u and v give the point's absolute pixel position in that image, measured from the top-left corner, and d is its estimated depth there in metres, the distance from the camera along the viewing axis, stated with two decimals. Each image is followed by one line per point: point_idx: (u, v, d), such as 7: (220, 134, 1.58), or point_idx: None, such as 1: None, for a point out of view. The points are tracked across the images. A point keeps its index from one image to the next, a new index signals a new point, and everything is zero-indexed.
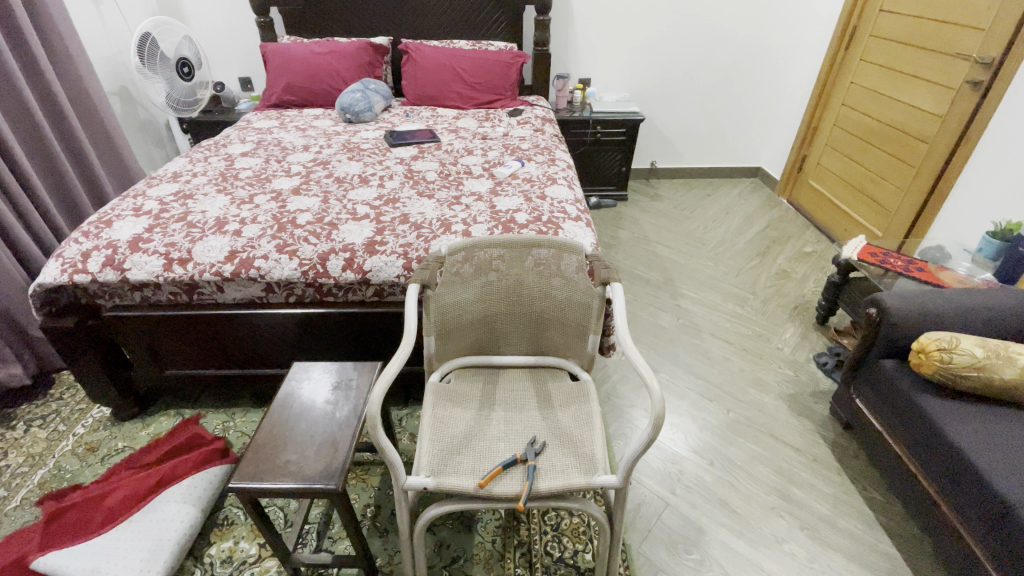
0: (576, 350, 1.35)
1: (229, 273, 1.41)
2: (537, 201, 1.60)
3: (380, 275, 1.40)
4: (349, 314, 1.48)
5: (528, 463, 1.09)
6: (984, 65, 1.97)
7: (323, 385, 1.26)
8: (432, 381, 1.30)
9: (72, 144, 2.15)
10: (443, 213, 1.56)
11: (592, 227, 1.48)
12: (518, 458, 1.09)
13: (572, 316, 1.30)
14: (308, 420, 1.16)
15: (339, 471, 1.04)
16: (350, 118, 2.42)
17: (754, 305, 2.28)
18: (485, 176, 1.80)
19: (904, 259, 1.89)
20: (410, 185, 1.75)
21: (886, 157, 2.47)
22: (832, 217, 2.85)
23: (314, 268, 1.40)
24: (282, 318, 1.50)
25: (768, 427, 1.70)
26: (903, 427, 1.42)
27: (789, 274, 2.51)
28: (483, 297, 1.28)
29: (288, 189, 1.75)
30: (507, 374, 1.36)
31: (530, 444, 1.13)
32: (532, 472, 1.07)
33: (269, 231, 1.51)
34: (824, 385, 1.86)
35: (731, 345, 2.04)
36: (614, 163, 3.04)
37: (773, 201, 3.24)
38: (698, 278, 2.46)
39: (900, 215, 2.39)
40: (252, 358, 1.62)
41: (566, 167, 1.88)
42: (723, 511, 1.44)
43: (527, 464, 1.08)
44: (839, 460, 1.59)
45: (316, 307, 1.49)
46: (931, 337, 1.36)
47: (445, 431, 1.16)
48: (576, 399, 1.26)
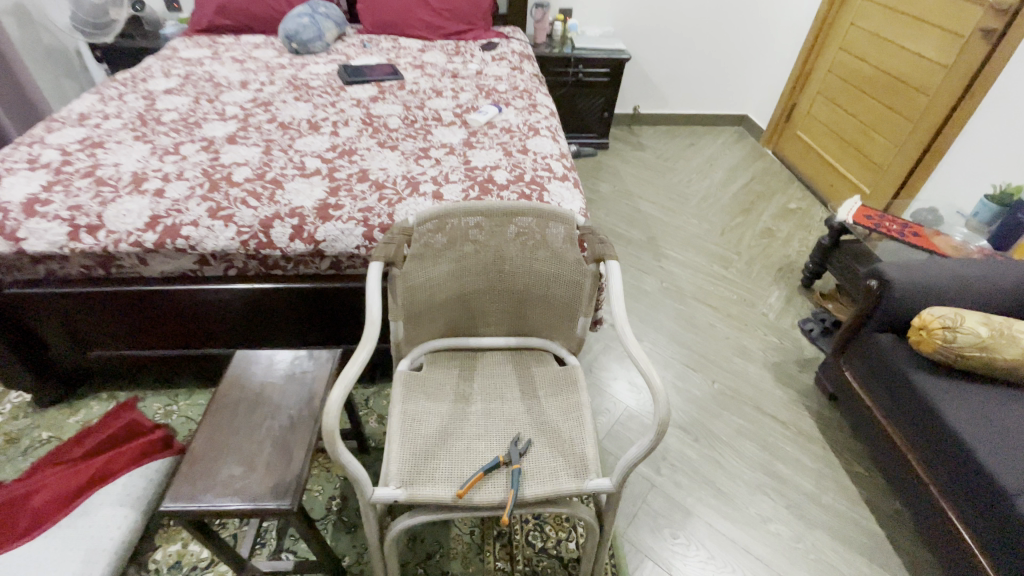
0: (563, 333, 1.20)
1: (152, 243, 1.18)
2: (518, 155, 1.40)
3: (336, 247, 1.20)
4: (302, 290, 1.28)
5: (512, 466, 0.97)
6: (999, 12, 1.82)
7: (272, 377, 1.08)
8: (400, 370, 1.14)
9: None
10: (409, 169, 1.34)
11: (580, 188, 1.31)
12: (500, 462, 0.97)
13: (560, 296, 1.14)
14: (257, 421, 0.99)
15: (293, 485, 0.89)
16: (298, 48, 2.08)
17: (739, 266, 2.19)
18: (456, 123, 1.57)
19: (899, 223, 1.81)
20: (369, 134, 1.50)
21: (882, 109, 2.34)
22: (819, 171, 2.74)
23: (255, 237, 1.19)
24: (224, 294, 1.29)
25: (752, 398, 1.64)
26: (892, 403, 1.37)
27: (774, 233, 2.41)
28: (457, 273, 1.11)
29: (222, 138, 1.48)
30: (485, 358, 1.21)
31: (513, 443, 1.01)
32: (516, 478, 0.95)
33: (199, 190, 1.27)
34: (808, 352, 1.80)
35: (716, 311, 1.95)
36: (596, 108, 2.80)
37: (758, 151, 3.09)
38: (682, 237, 2.33)
39: (891, 172, 2.30)
40: (191, 338, 1.41)
41: (548, 115, 1.66)
42: (708, 491, 1.39)
43: (511, 468, 0.96)
44: (823, 432, 1.55)
45: (263, 281, 1.29)
46: (933, 313, 1.28)
47: (416, 430, 1.02)
48: (563, 387, 1.13)
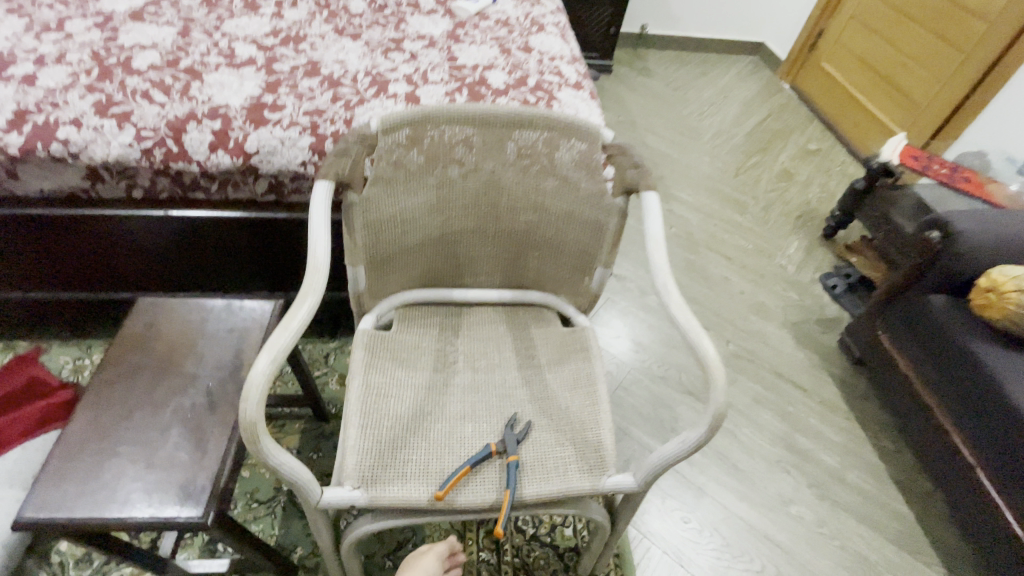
0: (571, 287, 0.95)
1: (17, 148, 0.86)
2: (517, 54, 1.09)
3: (273, 163, 0.89)
4: (234, 219, 0.98)
5: (507, 458, 0.75)
6: None
7: (184, 329, 0.79)
8: (363, 328, 0.88)
9: None
10: (374, 64, 1.02)
11: (597, 100, 1.02)
12: (493, 453, 0.75)
13: (573, 239, 0.88)
14: (159, 396, 0.71)
15: (209, 485, 0.64)
16: None
17: (755, 212, 1.94)
18: (438, 12, 1.22)
19: (949, 167, 1.59)
20: (323, 19, 1.15)
21: (927, 36, 2.06)
22: (842, 109, 2.47)
23: (162, 145, 0.88)
24: (128, 223, 0.97)
25: (771, 362, 1.45)
26: (938, 373, 1.19)
27: (792, 175, 2.16)
28: (438, 204, 0.83)
29: (125, 14, 1.11)
30: (472, 315, 0.96)
31: (509, 427, 0.78)
32: (514, 473, 0.73)
33: (84, 78, 0.93)
34: (830, 311, 1.61)
35: (731, 262, 1.73)
36: (601, 22, 2.41)
37: (774, 86, 2.78)
38: (692, 177, 2.06)
39: (931, 110, 2.07)
40: (95, 281, 1.09)
41: (555, 9, 1.32)
42: (723, 468, 1.21)
43: (507, 460, 0.74)
44: (848, 402, 1.39)
45: (179, 206, 0.97)
46: (1006, 273, 1.09)
47: (383, 409, 0.78)
48: (569, 355, 0.90)
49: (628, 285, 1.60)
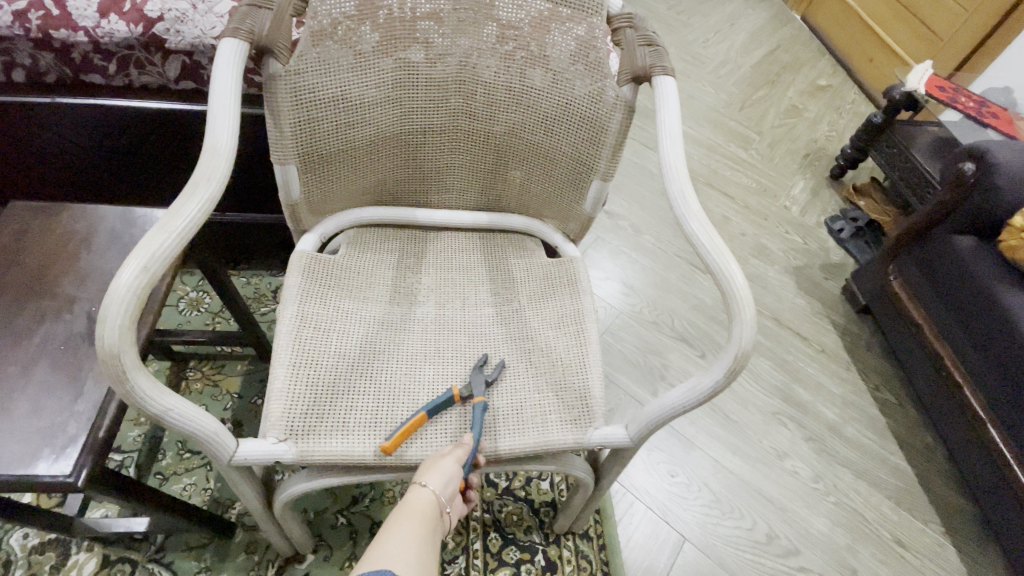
0: (560, 210, 0.79)
1: None
2: None
3: (183, 35, 0.70)
4: (140, 112, 0.77)
5: (473, 400, 0.62)
6: None
7: (64, 242, 0.62)
8: (302, 250, 0.72)
9: None
10: None
11: None
12: (456, 399, 0.62)
13: (563, 146, 0.71)
14: (24, 323, 0.55)
15: (84, 436, 0.49)
16: None
17: (760, 149, 1.78)
18: None
19: (975, 100, 1.44)
20: None
21: None
22: (854, 42, 2.27)
23: (39, 6, 0.68)
24: (1, 110, 0.75)
25: (770, 309, 1.34)
26: (956, 322, 1.08)
27: (801, 112, 1.98)
28: (395, 90, 0.66)
29: None
30: (438, 241, 0.80)
31: (478, 367, 0.65)
32: (481, 416, 0.61)
33: None
34: (835, 257, 1.50)
35: (732, 201, 1.58)
36: None
37: (784, 15, 2.54)
38: (694, 109, 1.87)
39: (954, 42, 1.90)
40: None
41: None
42: (715, 419, 1.12)
43: (472, 401, 0.61)
44: (850, 352, 1.29)
45: (69, 93, 0.76)
46: None
47: (322, 346, 0.63)
48: (554, 289, 0.75)
49: (620, 223, 1.45)
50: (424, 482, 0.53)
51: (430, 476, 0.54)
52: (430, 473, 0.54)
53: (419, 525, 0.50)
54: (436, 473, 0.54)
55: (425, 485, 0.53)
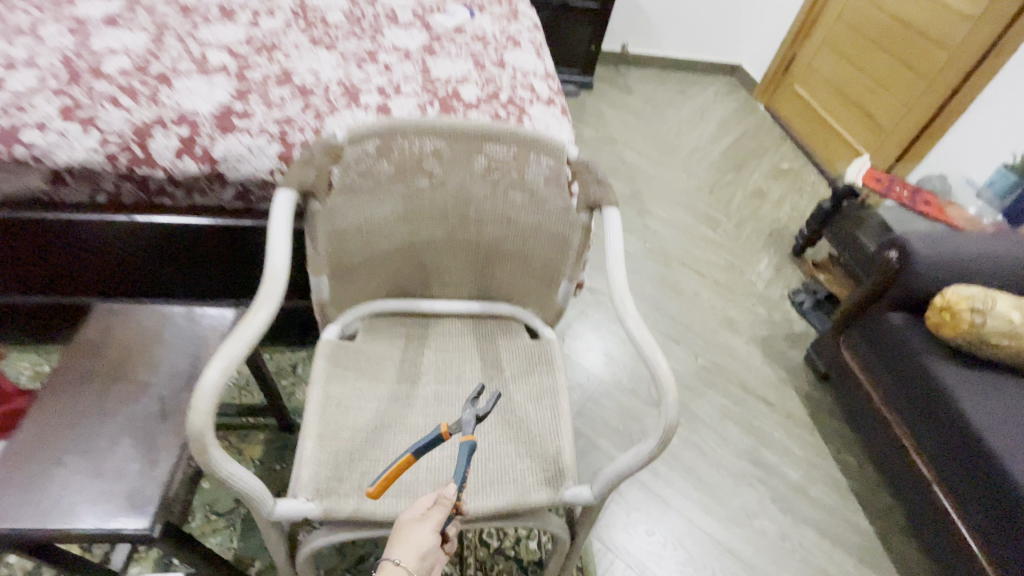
0: (539, 299, 0.96)
1: None
2: (492, 69, 1.11)
3: (241, 170, 0.89)
4: (201, 227, 0.97)
5: (461, 439, 0.60)
6: None
7: (140, 338, 0.78)
8: (326, 339, 0.88)
9: None
10: (346, 74, 1.02)
11: (568, 116, 1.04)
12: (445, 437, 0.57)
13: (539, 253, 0.89)
14: (110, 403, 0.70)
15: (157, 495, 0.62)
16: None
17: (727, 229, 1.99)
18: (415, 25, 1.23)
19: (909, 190, 1.62)
20: (300, 29, 1.15)
21: (891, 64, 2.15)
22: (812, 131, 2.54)
23: (127, 150, 0.87)
24: (95, 227, 0.96)
25: (738, 376, 1.48)
26: (898, 389, 1.21)
27: (765, 194, 2.21)
28: (406, 214, 0.84)
29: (98, 21, 1.11)
30: (437, 327, 0.96)
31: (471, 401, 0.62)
32: (468, 458, 0.59)
33: (53, 83, 0.93)
34: (797, 328, 1.65)
35: (702, 277, 1.76)
36: (583, 39, 2.46)
37: (750, 106, 2.85)
38: (668, 193, 2.10)
39: (896, 134, 2.14)
40: (54, 287, 1.05)
41: (531, 27, 1.34)
42: (689, 481, 1.23)
43: (461, 441, 0.59)
44: (813, 416, 1.41)
45: (145, 212, 0.95)
46: (959, 292, 1.11)
47: (342, 421, 0.78)
48: (534, 367, 0.90)
49: (602, 298, 1.62)
50: (397, 557, 0.54)
51: (403, 550, 0.55)
52: (404, 547, 0.55)
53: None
54: (410, 548, 0.55)
55: (398, 562, 0.54)
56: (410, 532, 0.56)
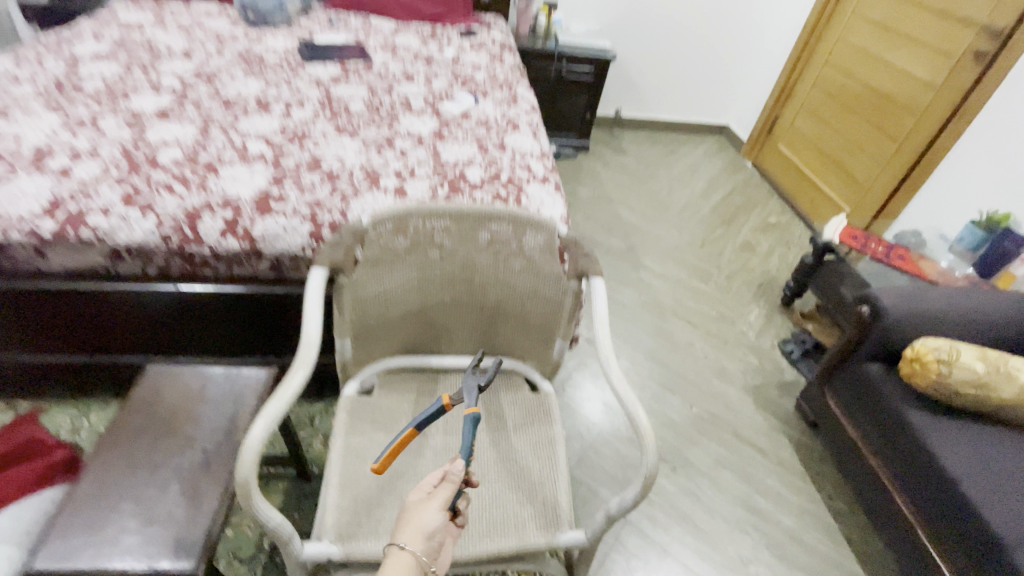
0: (538, 356, 1.06)
1: (50, 234, 0.97)
2: (494, 152, 1.27)
3: (276, 247, 1.03)
4: (237, 295, 1.10)
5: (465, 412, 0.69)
6: (992, 34, 1.83)
7: (186, 397, 0.89)
8: (346, 396, 0.98)
9: None
10: (369, 160, 1.18)
11: (561, 192, 1.19)
12: (446, 407, 0.70)
13: (536, 316, 1.00)
14: (160, 456, 0.80)
15: (199, 540, 0.71)
16: (254, 18, 1.85)
17: (719, 281, 2.10)
18: (427, 112, 1.41)
19: (884, 246, 1.75)
20: (327, 118, 1.32)
21: (865, 126, 2.32)
22: (798, 187, 2.70)
23: (178, 232, 1.00)
24: (145, 296, 1.08)
25: (731, 425, 1.55)
26: (879, 437, 1.28)
27: (754, 247, 2.34)
28: (419, 283, 0.96)
29: (152, 112, 1.27)
30: (445, 381, 1.05)
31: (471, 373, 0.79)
32: (472, 429, 0.67)
33: (115, 172, 1.07)
34: (788, 377, 1.73)
35: (695, 328, 1.86)
36: (578, 107, 2.67)
37: (738, 163, 3.03)
38: (661, 248, 2.23)
39: (874, 191, 2.26)
40: (103, 347, 1.17)
41: (529, 110, 1.51)
42: (686, 528, 1.28)
43: (465, 414, 0.68)
44: (805, 463, 1.47)
45: (189, 282, 1.09)
46: (927, 345, 1.20)
47: (360, 470, 0.86)
48: (533, 419, 1.00)
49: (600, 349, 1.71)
50: (402, 541, 0.58)
51: (408, 535, 0.58)
52: (409, 533, 0.58)
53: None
54: (414, 533, 0.59)
55: (403, 547, 0.57)
56: (414, 515, 0.60)
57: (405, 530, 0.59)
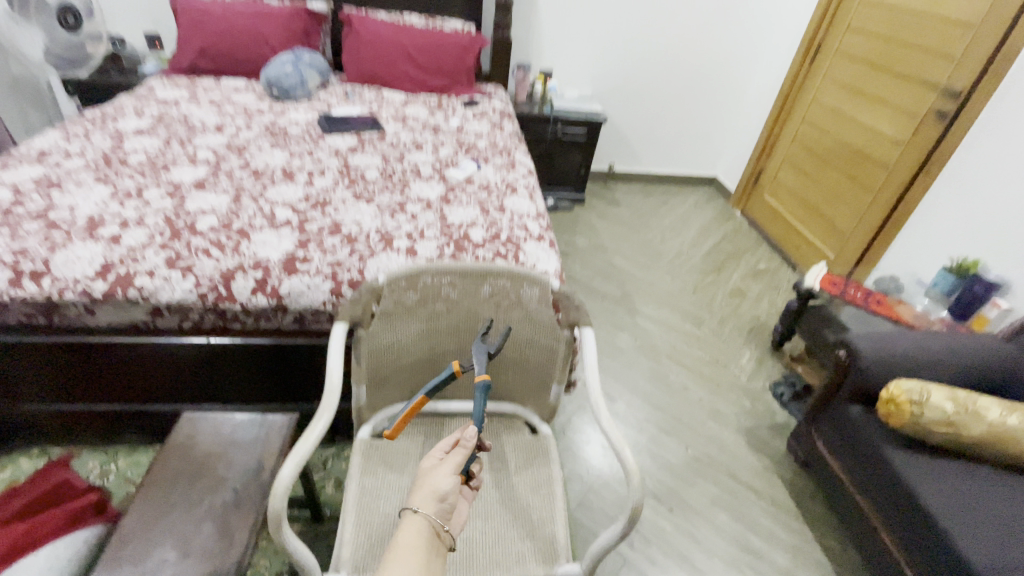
0: (536, 400, 1.15)
1: (100, 293, 1.09)
2: (495, 213, 1.41)
3: (300, 302, 1.15)
4: (262, 346, 1.21)
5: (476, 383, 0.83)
6: (952, 95, 1.97)
7: (218, 442, 0.98)
8: (360, 439, 1.07)
9: None
10: (383, 223, 1.32)
11: (555, 249, 1.31)
12: (456, 374, 0.85)
13: (534, 363, 1.11)
14: (196, 496, 0.89)
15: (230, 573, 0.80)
16: (278, 94, 2.06)
17: (711, 326, 2.20)
18: (435, 178, 1.56)
19: (863, 292, 1.89)
20: (345, 186, 1.47)
21: (842, 179, 2.47)
22: (785, 234, 2.84)
23: (214, 290, 1.13)
24: (179, 348, 1.20)
25: (726, 466, 1.61)
26: (863, 475, 1.35)
27: (744, 292, 2.45)
28: (428, 334, 1.07)
29: (190, 183, 1.42)
30: (451, 425, 1.14)
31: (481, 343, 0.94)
32: (482, 395, 0.82)
33: (159, 238, 1.20)
34: (780, 418, 1.80)
35: (689, 371, 1.95)
36: (574, 163, 2.87)
37: (727, 212, 3.20)
38: (655, 294, 2.35)
39: (854, 239, 2.39)
40: (137, 395, 1.28)
41: (526, 174, 1.67)
42: (683, 568, 1.33)
43: (475, 383, 0.82)
44: (798, 504, 1.52)
45: (220, 335, 1.21)
46: (900, 386, 1.28)
47: (374, 508, 0.95)
48: (533, 460, 1.08)
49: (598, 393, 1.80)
50: (416, 506, 0.64)
51: (420, 499, 0.65)
52: (421, 499, 0.64)
53: (418, 545, 0.61)
54: (426, 498, 0.65)
55: (417, 511, 0.63)
56: (426, 481, 0.66)
57: (419, 494, 0.65)
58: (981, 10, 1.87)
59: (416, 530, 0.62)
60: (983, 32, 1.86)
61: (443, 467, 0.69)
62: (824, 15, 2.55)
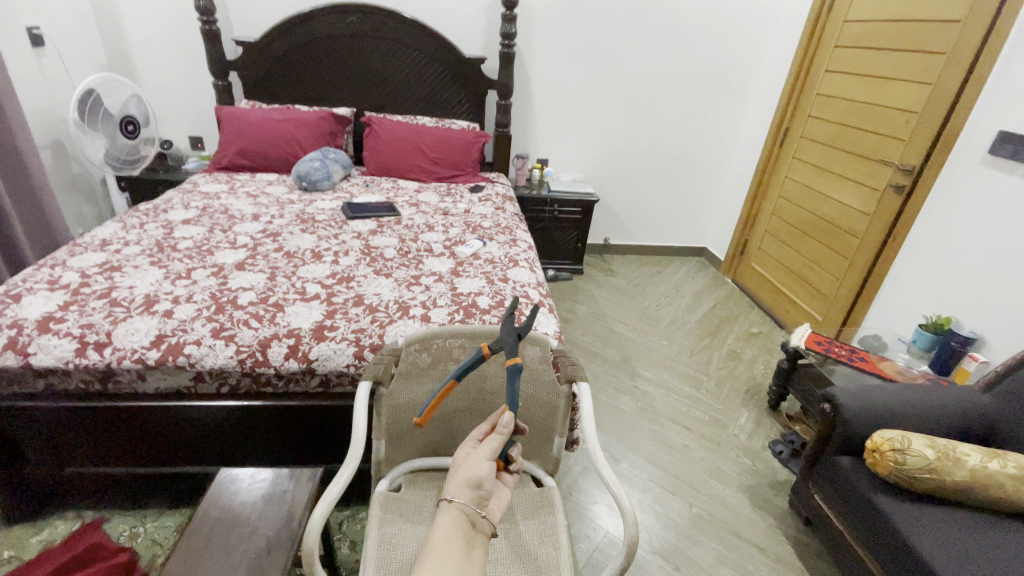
0: (540, 453, 1.26)
1: (154, 360, 1.24)
2: (499, 283, 1.58)
3: (327, 365, 1.29)
4: (291, 407, 1.34)
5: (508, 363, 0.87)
6: (906, 171, 2.19)
7: (253, 495, 1.08)
8: (379, 492, 1.16)
9: (16, 185, 2.04)
10: (401, 294, 1.49)
11: (553, 314, 1.47)
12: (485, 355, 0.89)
13: (537, 417, 1.22)
14: (232, 542, 0.99)
15: None
16: (307, 186, 2.33)
17: (709, 387, 2.29)
18: (445, 255, 1.76)
19: (846, 349, 2.00)
20: (367, 263, 1.66)
21: (820, 247, 2.67)
22: (774, 299, 3.00)
23: (252, 355, 1.28)
24: (216, 410, 1.33)
25: (730, 524, 1.64)
26: (860, 526, 1.39)
27: (739, 354, 2.57)
28: None
29: (232, 264, 1.62)
30: None
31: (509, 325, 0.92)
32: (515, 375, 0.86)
33: (206, 312, 1.36)
34: (780, 475, 1.85)
35: (689, 432, 2.02)
36: (572, 238, 3.10)
37: (719, 280, 3.38)
38: (654, 358, 2.46)
39: (837, 302, 2.54)
40: (173, 457, 1.39)
41: (527, 249, 1.87)
42: None
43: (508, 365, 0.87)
44: (803, 560, 1.54)
45: (253, 398, 1.34)
46: (883, 436, 1.37)
47: (393, 555, 1.03)
48: (538, 509, 1.16)
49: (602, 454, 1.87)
50: (451, 495, 0.72)
51: (455, 490, 0.73)
52: (455, 489, 0.73)
53: (454, 532, 0.69)
54: (459, 489, 0.73)
55: (452, 500, 0.71)
56: (460, 472, 0.75)
57: (454, 485, 0.74)
58: (920, 99, 2.13)
59: (453, 518, 0.70)
60: (925, 118, 2.11)
61: (476, 458, 0.79)
62: (788, 106, 2.89)
